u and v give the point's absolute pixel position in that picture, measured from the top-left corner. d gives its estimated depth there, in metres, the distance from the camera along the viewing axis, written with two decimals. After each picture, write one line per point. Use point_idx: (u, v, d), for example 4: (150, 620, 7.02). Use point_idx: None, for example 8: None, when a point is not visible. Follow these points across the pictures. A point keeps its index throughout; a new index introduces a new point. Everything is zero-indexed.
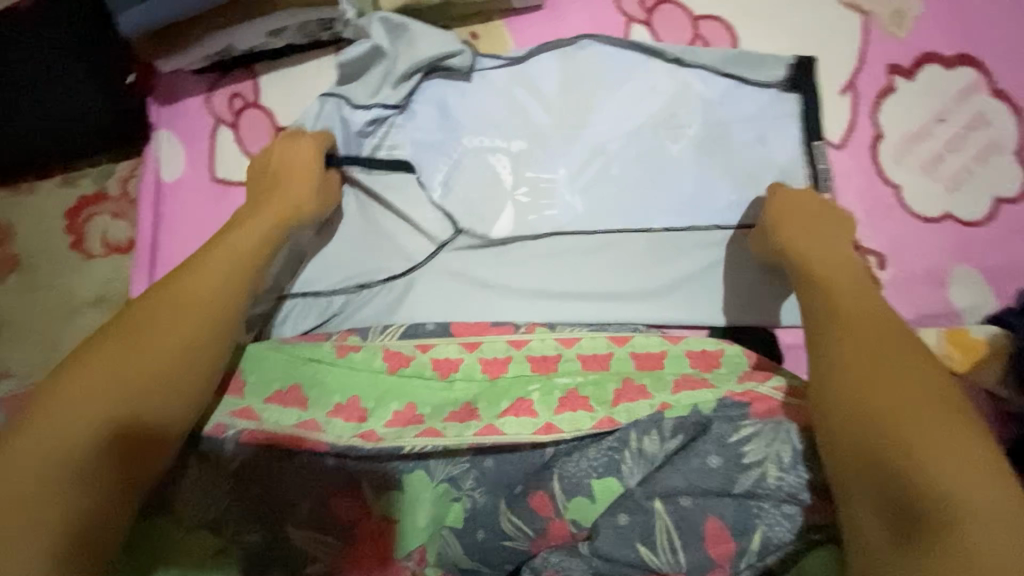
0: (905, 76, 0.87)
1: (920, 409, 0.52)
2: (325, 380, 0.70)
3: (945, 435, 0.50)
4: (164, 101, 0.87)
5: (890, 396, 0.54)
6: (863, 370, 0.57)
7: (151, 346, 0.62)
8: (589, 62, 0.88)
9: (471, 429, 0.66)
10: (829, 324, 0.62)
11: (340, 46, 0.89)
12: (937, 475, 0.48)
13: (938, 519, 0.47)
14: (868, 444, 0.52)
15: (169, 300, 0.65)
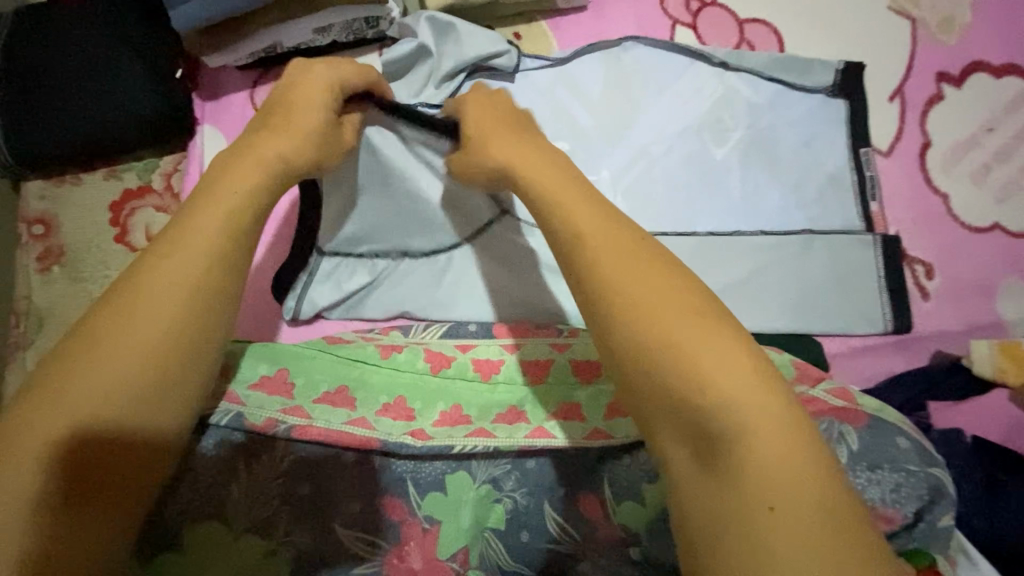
0: (954, 84, 0.86)
1: (737, 397, 0.41)
2: (371, 380, 0.71)
3: (773, 417, 0.40)
4: (210, 97, 0.88)
5: (729, 392, 0.41)
6: (657, 341, 0.44)
7: (96, 361, 0.48)
8: (634, 64, 0.88)
9: (520, 431, 0.67)
10: (611, 292, 0.47)
11: (383, 44, 0.90)
12: (778, 469, 0.39)
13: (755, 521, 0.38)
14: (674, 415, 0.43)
15: (128, 301, 0.50)
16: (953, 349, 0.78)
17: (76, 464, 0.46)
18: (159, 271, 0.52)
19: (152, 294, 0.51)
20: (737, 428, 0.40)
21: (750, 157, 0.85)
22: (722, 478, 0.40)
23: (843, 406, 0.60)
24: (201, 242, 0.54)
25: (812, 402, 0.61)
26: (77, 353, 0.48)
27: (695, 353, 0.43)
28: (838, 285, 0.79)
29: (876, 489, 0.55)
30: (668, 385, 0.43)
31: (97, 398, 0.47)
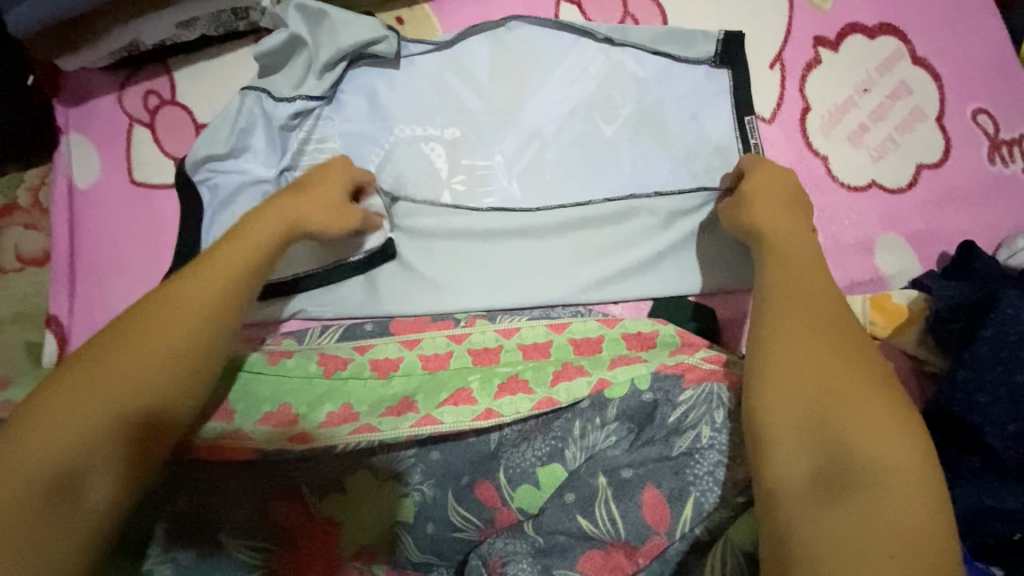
0: (830, 48, 0.88)
1: (850, 385, 0.49)
2: (255, 390, 0.70)
3: (885, 410, 0.48)
4: (72, 103, 0.83)
5: (840, 379, 0.50)
6: (809, 339, 0.53)
7: (117, 366, 0.52)
8: (521, 45, 0.86)
9: (407, 422, 0.65)
10: (792, 326, 0.54)
11: (258, 36, 0.86)
12: (891, 464, 0.45)
13: (863, 478, 0.45)
14: (814, 397, 0.49)
15: (177, 292, 0.57)
16: None
17: (98, 440, 0.49)
18: (175, 294, 0.57)
19: (204, 292, 0.58)
20: (854, 421, 0.47)
21: (639, 132, 0.85)
22: (831, 462, 0.46)
23: (714, 369, 0.65)
24: (209, 278, 0.59)
25: (691, 370, 0.65)
26: (107, 343, 0.53)
27: (829, 349, 0.52)
28: (726, 251, 0.82)
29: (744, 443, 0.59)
30: (809, 388, 0.50)
31: (137, 377, 0.52)
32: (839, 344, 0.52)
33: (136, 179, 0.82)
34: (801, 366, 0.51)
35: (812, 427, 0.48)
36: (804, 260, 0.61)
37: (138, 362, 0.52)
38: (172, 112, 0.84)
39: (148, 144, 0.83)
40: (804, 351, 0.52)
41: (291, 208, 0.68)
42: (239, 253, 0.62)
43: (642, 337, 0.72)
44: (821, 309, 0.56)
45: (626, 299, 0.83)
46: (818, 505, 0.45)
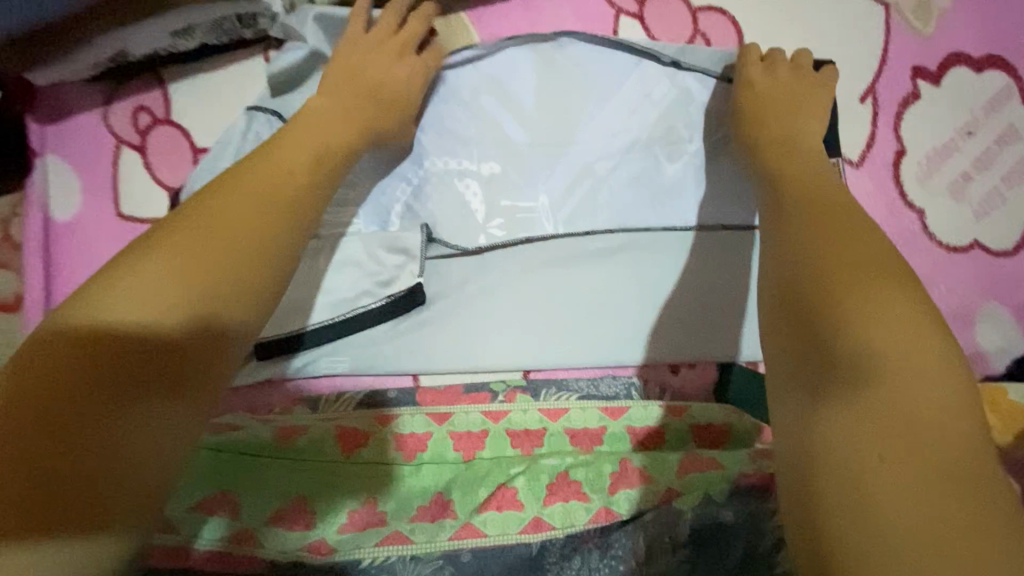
0: (930, 81, 0.76)
1: (875, 311, 0.40)
2: (260, 479, 0.57)
3: (914, 348, 0.38)
4: (48, 119, 0.71)
5: (861, 296, 0.41)
6: (822, 299, 0.42)
7: (175, 251, 0.42)
8: (585, 74, 0.73)
9: (444, 533, 0.56)
10: (804, 261, 0.45)
11: (268, 45, 0.73)
12: (917, 394, 0.36)
13: (862, 386, 0.37)
14: (815, 334, 0.41)
15: (228, 189, 0.48)
16: None
17: (170, 332, 0.39)
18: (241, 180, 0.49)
19: (283, 184, 0.50)
20: (870, 334, 0.39)
21: (707, 173, 0.74)
22: (852, 391, 0.38)
23: None
24: (280, 170, 0.51)
25: (772, 483, 0.57)
26: (183, 228, 0.44)
27: (853, 289, 0.41)
28: None
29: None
30: (817, 329, 0.41)
31: (137, 302, 0.39)
32: (868, 290, 0.41)
33: (124, 212, 0.71)
34: (805, 333, 0.42)
35: (814, 365, 0.40)
36: (830, 204, 0.50)
37: (170, 284, 0.40)
38: (166, 133, 0.72)
39: (140, 170, 0.72)
40: (817, 293, 0.42)
41: (354, 114, 0.62)
42: (301, 147, 0.54)
43: (710, 431, 0.66)
44: (850, 237, 0.46)
45: (692, 364, 0.72)
46: (819, 418, 0.38)
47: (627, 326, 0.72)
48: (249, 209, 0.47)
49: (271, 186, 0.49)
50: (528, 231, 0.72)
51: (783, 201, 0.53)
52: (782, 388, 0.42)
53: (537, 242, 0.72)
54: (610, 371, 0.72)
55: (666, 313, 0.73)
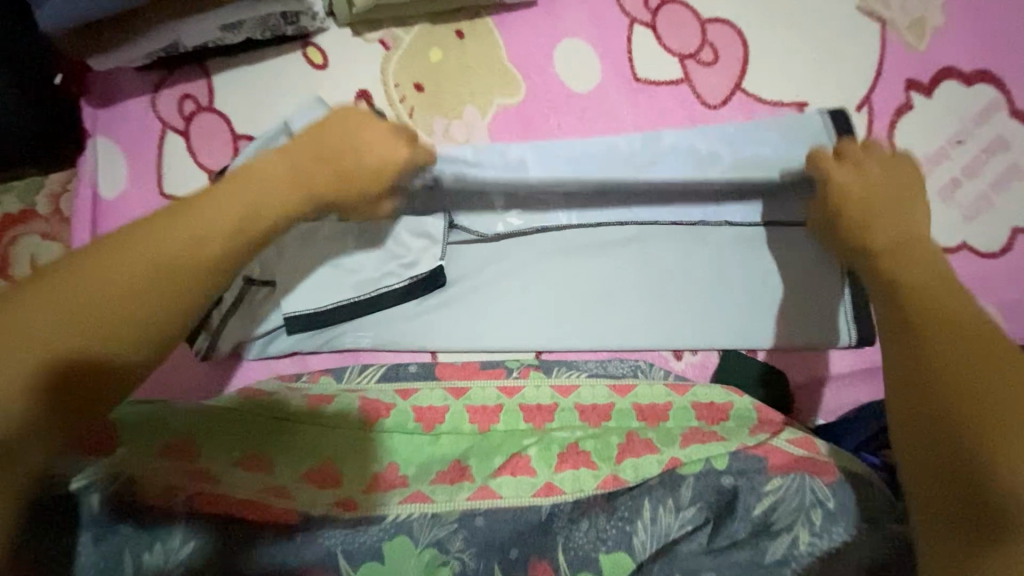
0: (923, 93, 0.81)
1: (997, 397, 0.46)
2: (290, 443, 0.61)
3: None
4: (101, 103, 0.77)
5: (972, 380, 0.47)
6: (971, 403, 0.46)
7: (91, 279, 0.44)
8: (667, 181, 0.70)
9: (462, 493, 0.61)
10: (928, 330, 0.51)
11: (306, 41, 0.80)
12: None
13: (988, 533, 0.43)
14: (949, 419, 0.47)
15: (181, 213, 0.49)
16: None
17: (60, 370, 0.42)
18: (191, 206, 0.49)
19: (220, 218, 0.50)
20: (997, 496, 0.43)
21: None
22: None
23: (805, 455, 0.59)
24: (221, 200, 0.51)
25: (774, 453, 0.60)
26: (92, 255, 0.45)
27: (982, 379, 0.47)
28: (807, 309, 0.75)
29: (853, 551, 0.54)
30: (978, 417, 0.46)
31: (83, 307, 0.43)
32: (1013, 419, 0.45)
33: (165, 191, 0.76)
34: (970, 420, 0.46)
35: (947, 464, 0.46)
36: (934, 279, 0.56)
37: (96, 297, 0.43)
38: (208, 120, 0.77)
39: (181, 153, 0.77)
40: (930, 371, 0.49)
41: (334, 137, 0.58)
42: (260, 178, 0.54)
43: (715, 409, 0.66)
44: (963, 314, 0.52)
45: (695, 351, 0.76)
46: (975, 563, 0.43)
47: (635, 313, 0.76)
48: (200, 241, 0.48)
49: (205, 225, 0.48)
50: (541, 223, 0.76)
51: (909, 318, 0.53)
52: (916, 490, 0.49)
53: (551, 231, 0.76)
54: (618, 355, 0.75)
55: (672, 303, 0.76)
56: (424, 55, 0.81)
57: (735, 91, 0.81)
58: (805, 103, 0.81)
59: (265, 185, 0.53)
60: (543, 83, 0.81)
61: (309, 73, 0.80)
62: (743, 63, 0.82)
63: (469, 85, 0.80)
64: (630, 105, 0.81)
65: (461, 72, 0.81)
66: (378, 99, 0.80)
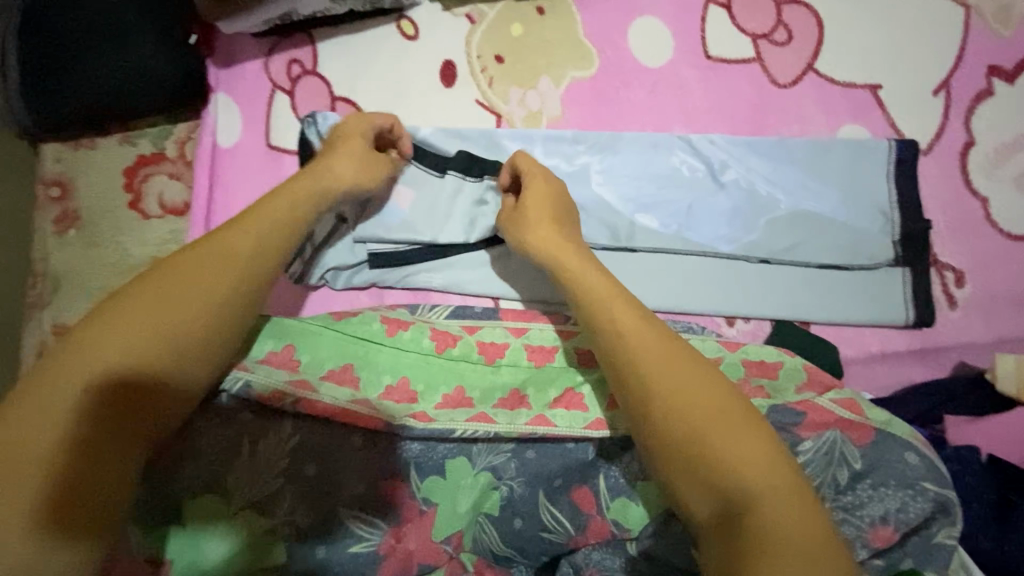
0: (1004, 79, 0.80)
1: (711, 421, 0.54)
2: (374, 360, 0.71)
3: (751, 440, 0.53)
4: (223, 64, 0.88)
5: (691, 411, 0.54)
6: (689, 433, 0.54)
7: (173, 289, 0.56)
8: (705, 180, 0.80)
9: (520, 418, 0.66)
10: (645, 372, 0.57)
11: (401, 14, 0.88)
12: (751, 457, 0.52)
13: (743, 504, 0.50)
14: (693, 446, 0.53)
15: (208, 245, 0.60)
16: (977, 362, 0.75)
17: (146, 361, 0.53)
18: (225, 239, 0.60)
19: (239, 247, 0.60)
20: (748, 487, 0.51)
21: (778, 149, 0.80)
22: (740, 517, 0.50)
23: (852, 418, 0.59)
24: (242, 239, 0.61)
25: (816, 409, 0.60)
26: (168, 274, 0.57)
27: (681, 408, 0.55)
28: (858, 285, 0.77)
29: (878, 506, 0.54)
30: (693, 441, 0.53)
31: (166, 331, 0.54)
32: (734, 428, 0.54)
33: (272, 142, 0.86)
34: (686, 439, 0.53)
35: (714, 481, 0.52)
36: (648, 337, 0.59)
37: (162, 323, 0.54)
38: (311, 82, 0.87)
39: (287, 110, 0.87)
40: (664, 402, 0.55)
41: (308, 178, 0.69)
42: (263, 216, 0.64)
43: (764, 366, 0.66)
44: (674, 357, 0.58)
45: (746, 319, 0.79)
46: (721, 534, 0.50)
47: (690, 278, 0.79)
48: (215, 280, 0.58)
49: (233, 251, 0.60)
50: (594, 199, 0.80)
51: (610, 341, 0.60)
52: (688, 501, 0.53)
53: (608, 205, 0.80)
54: (671, 317, 0.79)
55: (729, 271, 0.78)
56: (506, 29, 0.87)
57: (808, 71, 0.83)
58: (878, 85, 0.82)
59: (262, 226, 0.63)
60: (616, 58, 0.85)
61: (402, 43, 0.87)
62: (817, 45, 0.83)
63: (546, 58, 0.86)
64: (699, 82, 0.84)
65: (539, 46, 0.86)
66: (461, 69, 0.87)
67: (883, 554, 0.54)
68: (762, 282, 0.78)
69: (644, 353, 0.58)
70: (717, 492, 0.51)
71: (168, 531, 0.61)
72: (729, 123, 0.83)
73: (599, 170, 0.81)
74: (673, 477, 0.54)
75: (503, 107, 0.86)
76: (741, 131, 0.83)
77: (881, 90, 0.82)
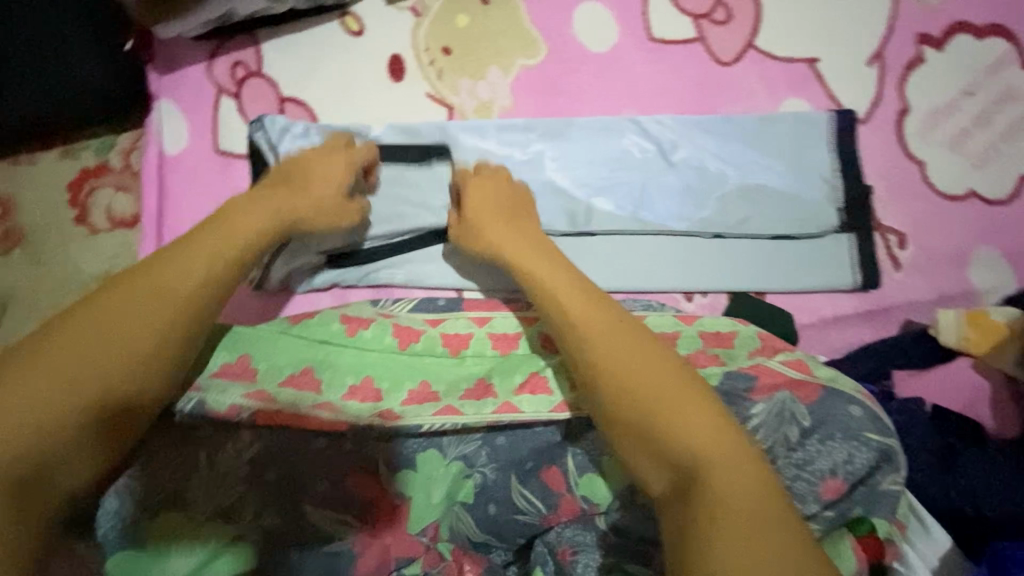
0: (934, 47, 0.83)
1: (660, 397, 0.55)
2: (337, 362, 0.70)
3: (700, 414, 0.53)
4: (165, 70, 0.86)
5: (640, 389, 0.55)
6: (640, 410, 0.55)
7: (116, 311, 0.55)
8: (656, 161, 0.82)
9: (488, 407, 0.67)
10: (597, 355, 0.59)
11: (344, 10, 0.87)
12: (700, 429, 0.52)
13: (694, 476, 0.50)
14: (645, 422, 0.54)
15: (155, 266, 0.59)
16: (921, 319, 0.78)
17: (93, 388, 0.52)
18: (169, 259, 0.59)
19: (186, 269, 0.59)
20: (697, 459, 0.51)
21: (724, 126, 0.82)
22: (691, 489, 0.50)
23: (800, 377, 0.61)
24: (186, 261, 0.60)
25: (767, 372, 0.62)
26: (113, 296, 0.56)
27: (631, 385, 0.56)
28: (808, 253, 0.79)
29: (827, 459, 0.57)
30: (645, 419, 0.54)
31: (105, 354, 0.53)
32: (687, 404, 0.54)
33: (220, 148, 0.85)
34: (643, 419, 0.54)
35: (666, 456, 0.52)
36: (603, 320, 0.61)
37: (104, 347, 0.53)
38: (257, 84, 0.86)
39: (234, 114, 0.85)
40: (615, 382, 0.57)
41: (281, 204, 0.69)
42: (211, 235, 0.63)
43: (719, 337, 0.69)
44: (625, 336, 0.59)
45: (704, 293, 0.81)
46: (675, 507, 0.51)
47: (647, 257, 0.81)
48: (161, 303, 0.57)
49: (181, 273, 0.59)
50: (549, 187, 0.81)
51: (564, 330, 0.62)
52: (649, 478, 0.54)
53: (563, 191, 0.81)
54: (632, 296, 0.80)
55: (686, 248, 0.80)
56: (451, 21, 0.87)
57: (749, 48, 0.85)
58: (816, 58, 0.84)
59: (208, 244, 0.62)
60: (562, 45, 0.86)
61: (347, 40, 0.87)
62: (756, 22, 0.85)
63: (493, 47, 0.86)
64: (645, 64, 0.86)
65: (486, 36, 0.86)
66: (409, 63, 0.86)
67: (836, 506, 0.56)
68: (717, 256, 0.80)
69: (595, 336, 0.60)
70: (671, 465, 0.52)
71: (130, 554, 0.61)
72: (677, 104, 0.85)
73: (553, 158, 0.82)
74: (632, 455, 0.55)
75: (453, 99, 0.86)
76: (688, 110, 0.85)
77: (819, 63, 0.84)
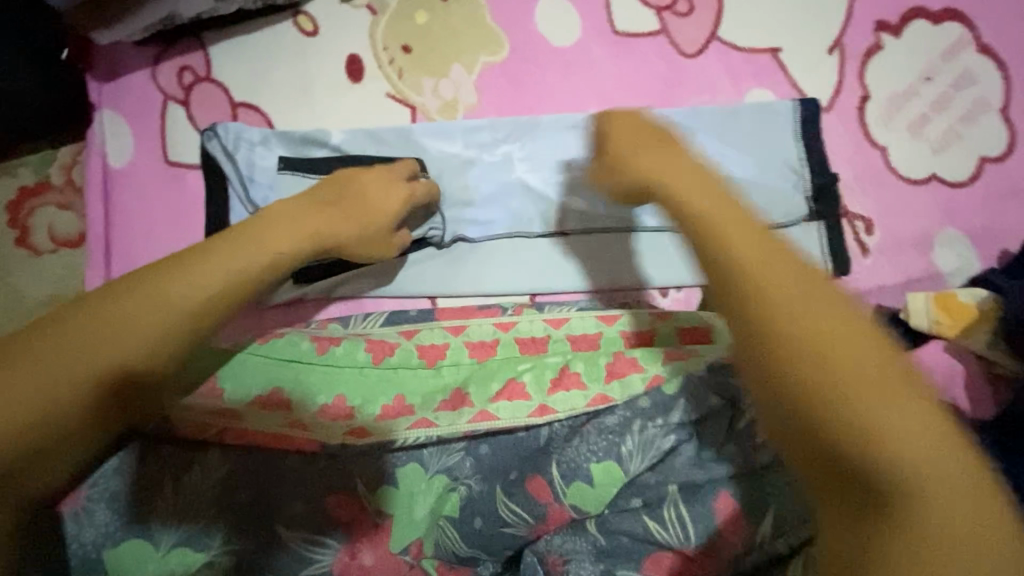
0: (892, 33, 0.84)
1: (863, 385, 0.40)
2: (308, 381, 0.68)
3: (912, 415, 0.40)
4: (105, 77, 0.81)
5: (836, 371, 0.41)
6: (827, 391, 0.41)
7: (122, 312, 0.47)
8: None
9: (463, 417, 0.65)
10: (754, 308, 0.45)
11: (297, 10, 0.83)
12: (899, 430, 0.39)
13: (891, 493, 0.39)
14: (819, 412, 0.41)
15: (179, 267, 0.51)
16: (890, 303, 0.79)
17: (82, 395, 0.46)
18: (199, 261, 0.51)
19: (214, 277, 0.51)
20: (901, 472, 0.39)
21: (691, 118, 0.81)
22: (891, 508, 0.39)
23: None
24: (211, 268, 0.52)
25: None
26: (130, 295, 0.48)
27: (820, 363, 0.41)
28: None
29: None
30: (807, 402, 0.41)
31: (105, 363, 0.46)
32: (892, 398, 0.40)
33: (169, 158, 0.80)
34: (812, 404, 0.41)
35: (836, 458, 0.40)
36: (791, 270, 0.46)
37: (104, 351, 0.46)
38: (207, 89, 0.81)
39: (183, 122, 0.81)
40: (788, 348, 0.42)
41: (329, 219, 0.63)
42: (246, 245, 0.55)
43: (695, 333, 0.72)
44: (793, 293, 0.45)
45: (677, 288, 0.80)
46: (860, 525, 0.40)
47: (621, 254, 0.80)
48: (177, 315, 0.49)
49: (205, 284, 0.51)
50: (519, 187, 0.80)
51: (719, 268, 0.49)
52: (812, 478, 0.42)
53: (533, 190, 0.80)
54: (607, 294, 0.80)
55: (659, 243, 0.80)
56: (410, 19, 0.84)
57: (712, 39, 0.85)
58: (779, 48, 0.85)
59: (245, 256, 0.54)
60: (525, 41, 0.84)
61: (301, 41, 0.83)
62: (718, 13, 0.85)
63: (455, 45, 0.84)
64: (610, 58, 0.84)
65: (447, 34, 0.84)
66: (368, 63, 0.83)
67: None
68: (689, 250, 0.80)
69: (785, 287, 0.45)
70: (852, 476, 0.40)
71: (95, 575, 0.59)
72: (643, 98, 0.84)
73: (521, 158, 0.80)
74: (791, 447, 0.42)
75: (416, 100, 0.83)
76: (655, 104, 0.84)
77: (782, 52, 0.85)
